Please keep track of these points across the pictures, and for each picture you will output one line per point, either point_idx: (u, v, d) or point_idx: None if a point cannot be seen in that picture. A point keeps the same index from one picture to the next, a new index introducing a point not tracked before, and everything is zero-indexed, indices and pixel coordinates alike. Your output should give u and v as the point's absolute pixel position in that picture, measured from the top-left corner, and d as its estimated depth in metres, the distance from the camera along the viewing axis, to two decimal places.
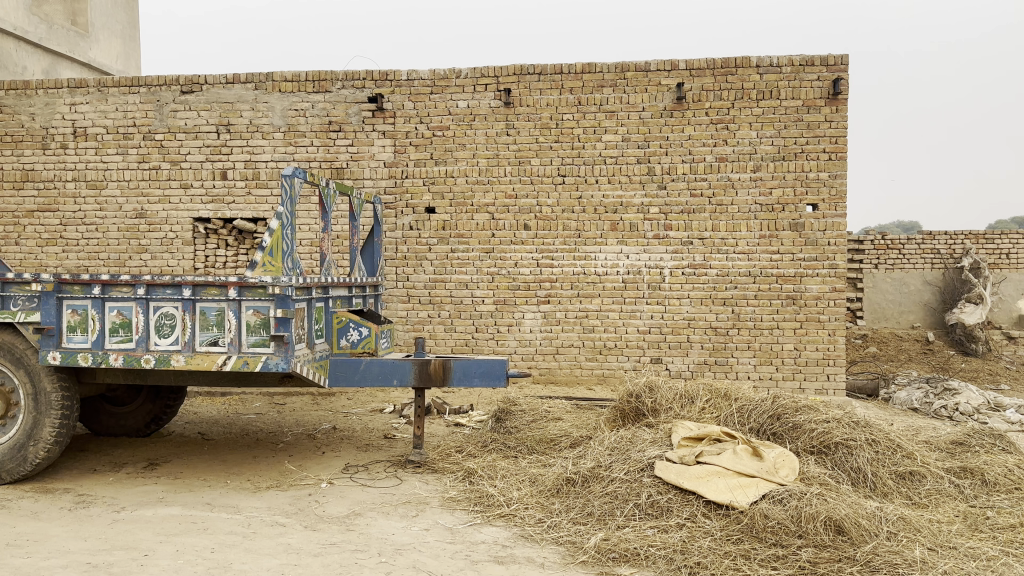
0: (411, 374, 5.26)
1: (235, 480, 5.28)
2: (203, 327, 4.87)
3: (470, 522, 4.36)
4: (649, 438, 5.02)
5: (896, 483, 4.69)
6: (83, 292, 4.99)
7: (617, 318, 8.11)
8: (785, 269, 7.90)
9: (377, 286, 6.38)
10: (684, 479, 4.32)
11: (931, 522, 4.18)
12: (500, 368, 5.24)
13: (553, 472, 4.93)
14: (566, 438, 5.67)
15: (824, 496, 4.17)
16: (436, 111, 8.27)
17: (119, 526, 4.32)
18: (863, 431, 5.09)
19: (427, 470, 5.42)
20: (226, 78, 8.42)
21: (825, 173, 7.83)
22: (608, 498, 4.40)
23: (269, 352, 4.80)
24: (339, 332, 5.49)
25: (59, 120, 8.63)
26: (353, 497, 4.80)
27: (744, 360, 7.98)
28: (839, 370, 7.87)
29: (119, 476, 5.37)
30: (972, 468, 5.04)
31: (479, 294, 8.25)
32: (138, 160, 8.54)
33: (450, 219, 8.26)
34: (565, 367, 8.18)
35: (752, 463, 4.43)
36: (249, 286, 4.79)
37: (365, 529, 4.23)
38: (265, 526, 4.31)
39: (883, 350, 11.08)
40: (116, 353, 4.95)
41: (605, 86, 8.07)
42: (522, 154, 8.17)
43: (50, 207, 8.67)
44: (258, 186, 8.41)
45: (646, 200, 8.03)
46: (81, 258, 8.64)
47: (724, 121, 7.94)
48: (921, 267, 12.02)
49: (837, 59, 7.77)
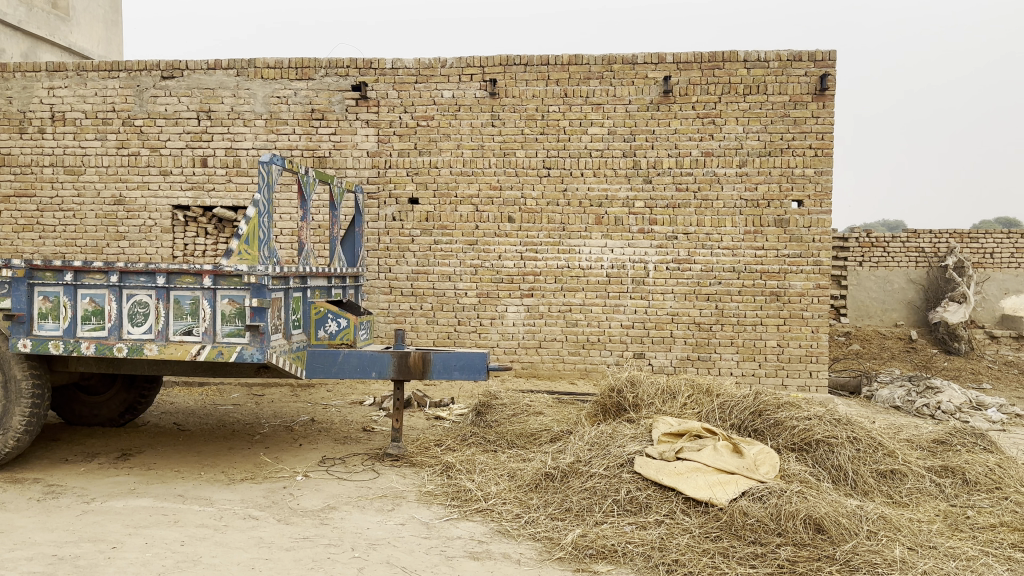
0: (390, 366, 5.18)
1: (209, 472, 5.18)
2: (177, 316, 4.76)
3: (447, 517, 4.30)
4: (629, 433, 4.97)
5: (877, 481, 4.68)
6: (55, 279, 4.87)
7: (601, 312, 8.06)
8: (769, 265, 7.89)
9: (357, 277, 6.28)
10: (664, 475, 4.28)
11: (911, 521, 4.16)
12: (480, 361, 5.16)
13: (532, 467, 4.88)
14: (546, 433, 5.63)
15: (804, 493, 4.14)
16: (421, 101, 8.17)
17: (88, 517, 4.22)
18: (844, 428, 5.07)
19: (405, 464, 5.35)
20: (207, 64, 8.26)
21: (811, 169, 7.81)
22: (586, 494, 4.35)
23: (243, 342, 4.70)
24: (317, 323, 5.40)
25: (37, 103, 8.44)
26: (329, 491, 4.73)
27: (726, 356, 7.97)
28: (822, 367, 7.87)
29: (90, 467, 5.26)
30: (953, 467, 5.03)
31: (462, 286, 8.17)
32: (117, 146, 8.38)
33: (433, 210, 8.17)
34: (548, 361, 8.13)
35: (732, 460, 4.39)
36: (224, 275, 4.68)
37: (340, 523, 4.15)
38: (238, 519, 4.23)
39: (866, 348, 11.11)
40: (88, 341, 4.83)
41: (592, 78, 7.99)
42: (507, 146, 8.09)
43: (27, 192, 8.49)
44: (239, 174, 8.28)
45: (631, 194, 7.98)
46: (57, 245, 8.47)
47: (711, 115, 7.89)
48: (905, 265, 12.07)
49: (824, 54, 7.76)
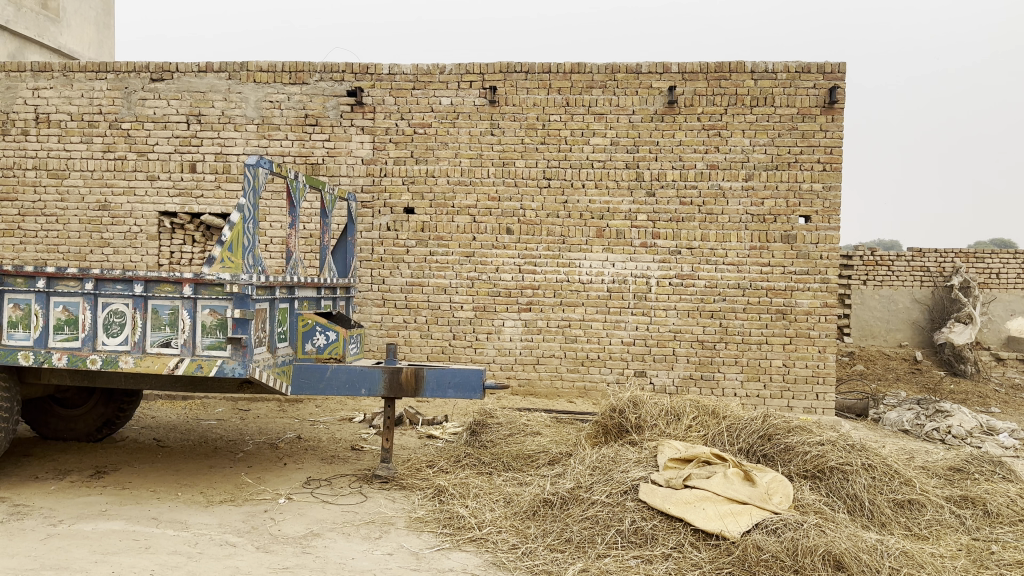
0: (380, 383, 4.90)
1: (187, 493, 4.88)
2: (155, 326, 4.47)
3: (438, 546, 4.00)
4: (633, 457, 4.71)
5: (895, 512, 4.42)
6: (26, 286, 4.57)
7: (601, 328, 7.80)
8: (775, 282, 7.66)
9: (348, 287, 6.01)
10: (671, 504, 4.00)
11: (933, 556, 3.90)
12: (476, 379, 4.90)
13: (529, 492, 4.59)
14: (544, 455, 5.36)
15: (822, 527, 3.87)
16: (418, 108, 7.95)
17: (53, 542, 3.89)
18: (859, 455, 4.81)
19: (394, 487, 5.05)
20: (198, 66, 8.04)
21: (819, 184, 7.60)
22: (588, 523, 4.07)
23: (224, 355, 4.41)
24: (304, 336, 5.12)
25: (20, 104, 8.18)
26: (313, 516, 4.42)
27: (730, 375, 7.71)
28: (828, 389, 7.61)
29: (61, 485, 4.94)
30: (972, 497, 4.77)
31: (457, 298, 7.91)
32: (102, 150, 8.11)
33: (429, 220, 7.93)
34: (545, 379, 7.86)
35: (744, 489, 4.10)
36: (205, 284, 4.40)
37: (323, 552, 3.85)
38: (213, 545, 3.92)
39: (870, 368, 10.86)
40: (60, 352, 4.53)
41: (595, 87, 7.79)
42: (506, 156, 7.86)
43: (8, 196, 8.22)
44: (229, 180, 8.01)
45: (634, 206, 7.75)
46: (39, 251, 8.18)
47: (716, 127, 7.69)
48: (910, 285, 11.89)
49: (834, 67, 7.58)
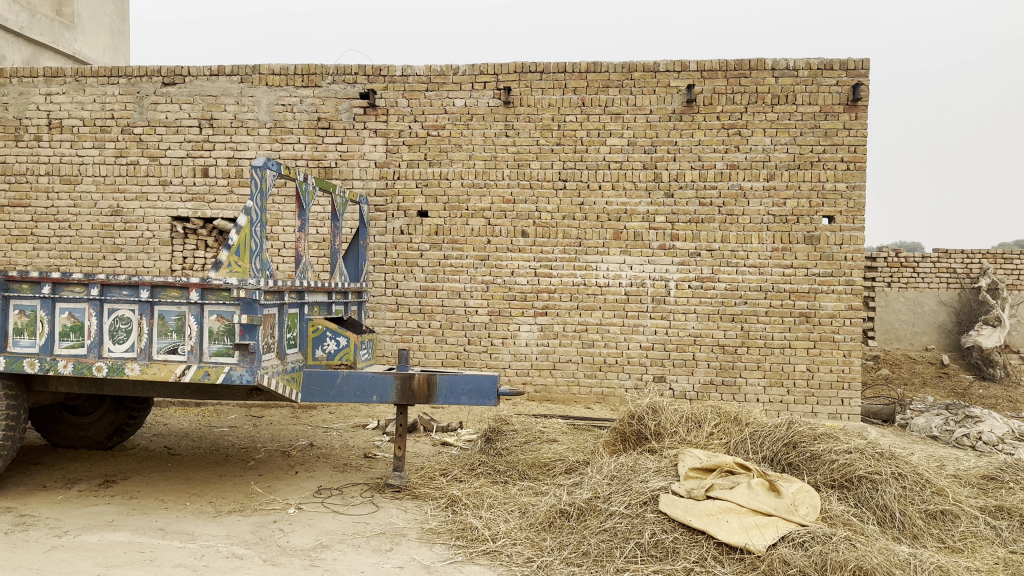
0: (392, 390, 4.78)
1: (196, 502, 4.78)
2: (162, 332, 4.38)
3: (450, 559, 3.87)
4: (653, 467, 4.54)
5: (927, 523, 4.22)
6: (32, 291, 4.51)
7: (618, 332, 7.64)
8: (798, 285, 7.45)
9: (360, 292, 5.90)
10: (693, 516, 3.83)
11: (969, 571, 3.70)
12: (490, 385, 4.75)
13: (544, 503, 4.44)
14: (561, 463, 5.21)
15: (851, 540, 3.68)
16: (431, 109, 7.85)
17: (56, 554, 3.79)
18: (888, 463, 4.60)
19: (407, 496, 4.93)
20: (210, 70, 8.01)
21: (843, 184, 7.40)
22: (605, 536, 3.91)
23: (232, 362, 4.31)
24: (314, 342, 5.02)
25: (33, 110, 8.19)
26: (322, 527, 4.30)
27: (753, 381, 7.51)
28: (854, 395, 7.39)
29: (69, 495, 4.87)
30: (1009, 507, 4.56)
31: (472, 303, 7.79)
32: (115, 155, 8.09)
33: (443, 223, 7.81)
34: (562, 384, 7.71)
35: (769, 499, 3.92)
36: (212, 289, 4.30)
37: (331, 565, 3.73)
38: (220, 558, 3.81)
39: (895, 373, 10.59)
40: (66, 359, 4.46)
41: (611, 86, 7.64)
42: (521, 157, 7.73)
43: (21, 202, 8.22)
44: (241, 185, 7.96)
45: (652, 208, 7.59)
46: (52, 256, 8.18)
47: (736, 126, 7.51)
48: (936, 287, 11.59)
49: (857, 63, 7.38)
